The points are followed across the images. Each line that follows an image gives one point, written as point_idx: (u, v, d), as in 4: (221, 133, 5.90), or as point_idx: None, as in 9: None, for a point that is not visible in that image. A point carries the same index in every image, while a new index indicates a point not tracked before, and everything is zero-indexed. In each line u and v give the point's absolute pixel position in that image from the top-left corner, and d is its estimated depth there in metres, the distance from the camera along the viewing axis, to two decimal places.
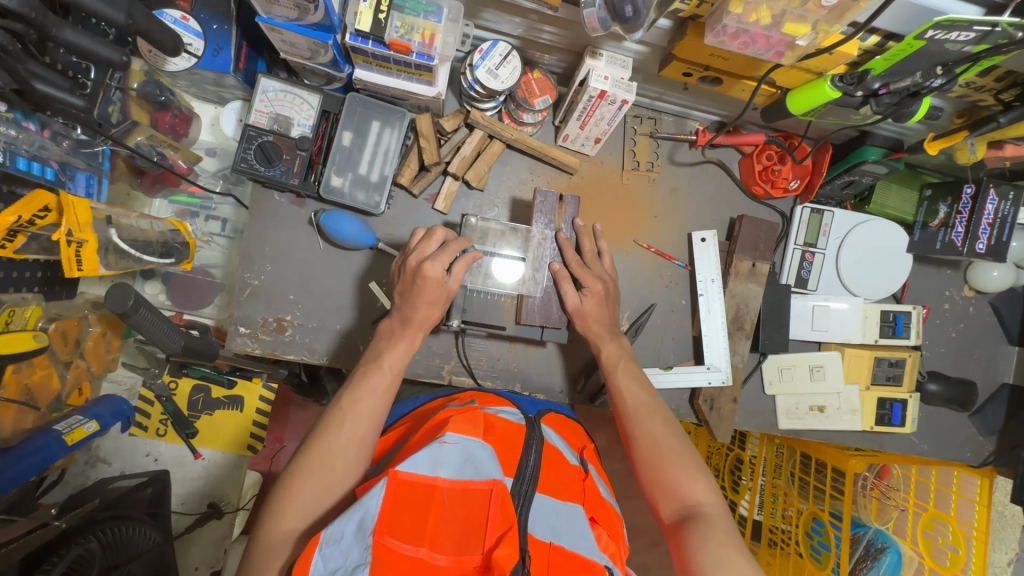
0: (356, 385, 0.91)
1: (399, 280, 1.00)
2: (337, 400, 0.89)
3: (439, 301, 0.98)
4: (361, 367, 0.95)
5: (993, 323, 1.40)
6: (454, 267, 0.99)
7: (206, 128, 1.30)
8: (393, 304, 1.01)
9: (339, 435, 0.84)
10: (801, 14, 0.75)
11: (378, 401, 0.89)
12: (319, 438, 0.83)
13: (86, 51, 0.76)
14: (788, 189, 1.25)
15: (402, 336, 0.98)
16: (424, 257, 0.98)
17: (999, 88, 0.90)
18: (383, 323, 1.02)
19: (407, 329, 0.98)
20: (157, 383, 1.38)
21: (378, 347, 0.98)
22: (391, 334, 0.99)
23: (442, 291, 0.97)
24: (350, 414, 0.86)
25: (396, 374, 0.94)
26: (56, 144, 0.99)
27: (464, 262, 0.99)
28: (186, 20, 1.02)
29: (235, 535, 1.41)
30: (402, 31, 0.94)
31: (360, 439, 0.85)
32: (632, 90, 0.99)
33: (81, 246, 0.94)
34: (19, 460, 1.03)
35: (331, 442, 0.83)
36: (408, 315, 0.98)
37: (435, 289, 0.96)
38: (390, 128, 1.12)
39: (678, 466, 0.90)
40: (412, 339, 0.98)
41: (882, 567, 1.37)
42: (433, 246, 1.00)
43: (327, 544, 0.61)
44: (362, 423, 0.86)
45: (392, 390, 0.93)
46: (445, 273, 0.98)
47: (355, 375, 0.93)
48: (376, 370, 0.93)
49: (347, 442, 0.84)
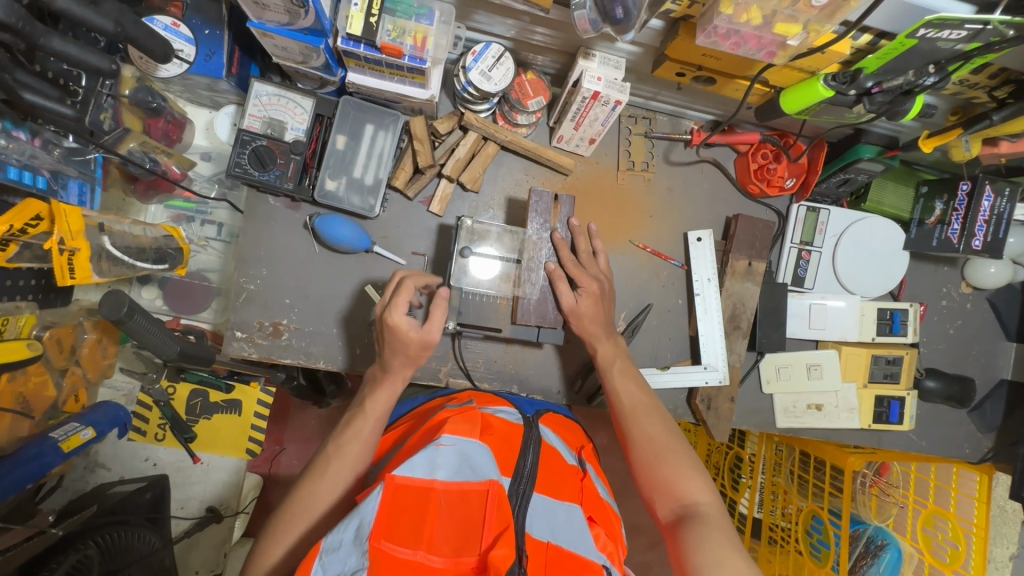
0: (340, 432, 0.92)
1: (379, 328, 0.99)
2: (324, 446, 0.91)
3: (414, 350, 0.94)
4: (349, 411, 0.96)
5: (990, 318, 1.40)
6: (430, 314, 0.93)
7: (200, 132, 1.30)
8: (375, 350, 1.01)
9: (322, 481, 0.86)
10: (791, 14, 0.75)
11: (361, 448, 0.89)
12: (305, 483, 0.86)
13: (75, 59, 0.76)
14: (783, 188, 1.26)
15: (384, 380, 0.96)
16: (386, 305, 0.96)
17: (993, 85, 0.89)
18: (370, 369, 1.02)
19: (388, 374, 0.96)
20: (155, 388, 1.36)
21: (363, 392, 0.98)
22: (375, 378, 0.98)
23: (412, 338, 0.93)
24: (333, 459, 0.88)
25: (381, 419, 0.93)
26: (47, 152, 0.99)
27: (437, 307, 0.93)
28: (177, 26, 1.02)
29: (235, 539, 1.42)
30: (393, 34, 0.94)
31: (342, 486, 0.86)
32: (625, 90, 0.99)
33: (73, 254, 0.94)
34: (19, 467, 1.01)
35: (314, 488, 0.85)
36: (387, 361, 0.96)
37: (407, 330, 0.92)
38: (384, 131, 1.12)
39: (674, 466, 0.90)
40: (396, 382, 0.96)
41: (883, 563, 1.36)
42: (390, 293, 0.98)
43: (326, 553, 0.60)
44: (344, 469, 0.87)
45: (379, 435, 0.92)
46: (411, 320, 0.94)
47: (341, 422, 0.94)
48: (360, 415, 0.93)
49: (329, 490, 0.85)
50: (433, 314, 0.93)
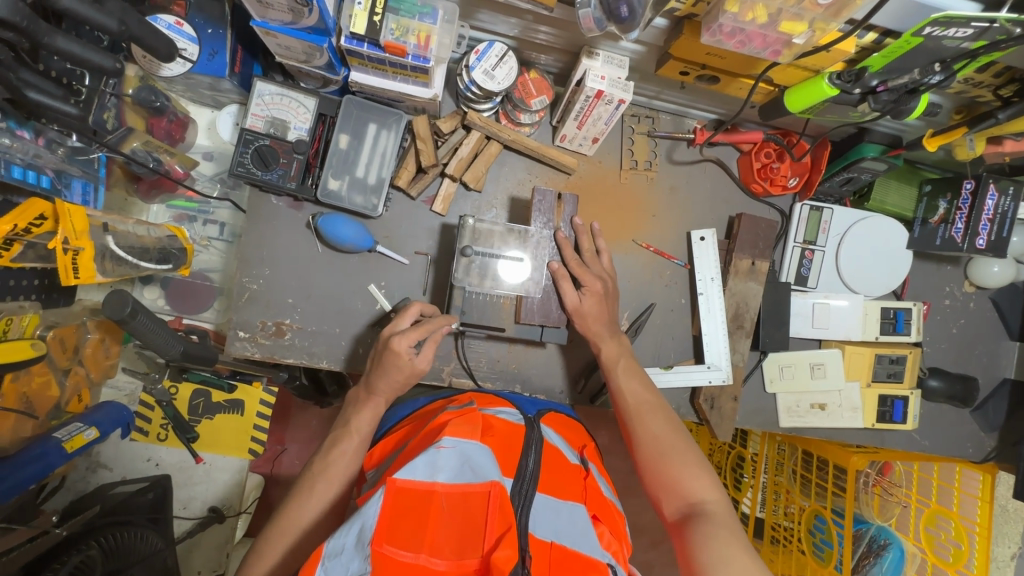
0: (326, 453, 0.94)
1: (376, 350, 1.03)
2: (310, 466, 0.94)
3: (403, 377, 0.98)
4: (333, 433, 0.98)
5: (993, 317, 1.40)
6: (424, 346, 0.99)
7: (202, 132, 1.30)
8: (363, 371, 1.04)
9: (309, 500, 0.88)
10: (797, 12, 0.75)
11: (347, 467, 0.92)
12: (292, 502, 0.88)
13: (79, 58, 0.76)
14: (787, 187, 1.25)
15: (368, 402, 0.99)
16: (395, 331, 1.00)
17: (998, 83, 0.89)
18: (353, 391, 1.05)
19: (372, 396, 0.99)
20: (157, 388, 1.36)
21: (347, 413, 1.01)
22: (357, 400, 1.01)
23: (408, 368, 0.98)
24: (320, 478, 0.90)
25: (365, 439, 0.96)
26: (51, 152, 0.99)
27: (433, 341, 1.00)
28: (180, 26, 1.02)
29: (238, 539, 1.42)
30: (397, 32, 0.93)
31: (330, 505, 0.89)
32: (629, 89, 0.99)
33: (77, 254, 0.93)
34: (21, 468, 1.01)
35: (301, 506, 0.87)
36: (374, 384, 0.99)
37: (405, 357, 0.97)
38: (387, 130, 1.12)
39: (680, 465, 0.90)
40: (381, 404, 0.99)
41: (886, 563, 1.37)
42: (407, 322, 1.02)
43: (329, 558, 0.60)
44: (331, 487, 0.90)
45: (364, 455, 0.95)
46: (413, 350, 0.98)
47: (326, 443, 0.97)
48: (345, 435, 0.96)
49: (316, 509, 0.88)
50: (427, 346, 0.99)
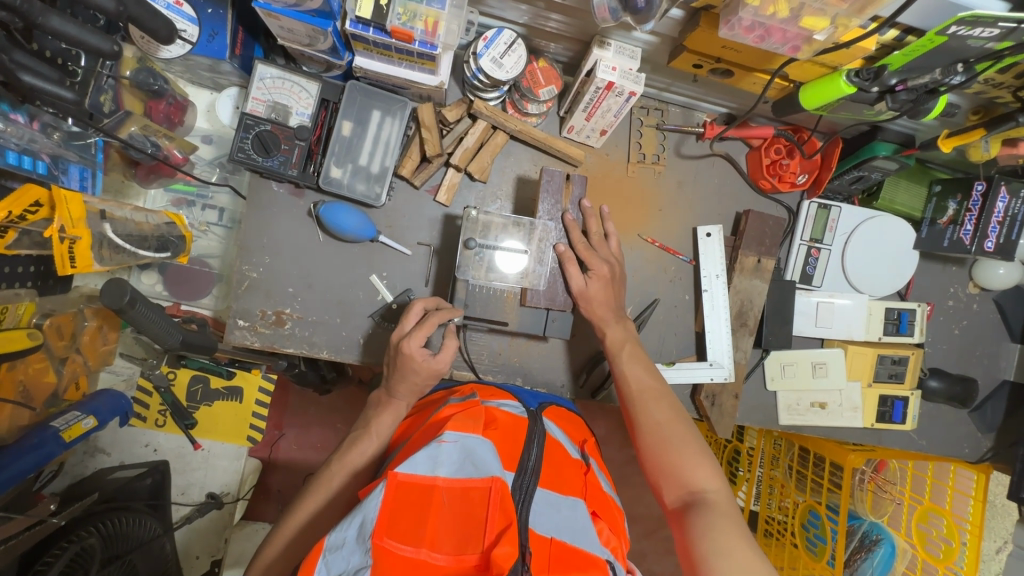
0: (345, 451, 0.93)
1: (389, 355, 1.02)
2: (327, 465, 0.93)
3: (422, 379, 0.99)
4: (353, 432, 0.98)
5: (996, 320, 1.40)
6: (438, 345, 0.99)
7: (201, 114, 1.28)
8: (382, 373, 1.04)
9: (320, 496, 0.87)
10: (821, 7, 0.73)
11: (364, 468, 0.91)
12: (304, 496, 0.88)
13: (75, 40, 0.72)
14: (795, 184, 1.22)
15: (390, 404, 0.99)
16: (403, 335, 1.00)
17: (1018, 85, 0.87)
18: (373, 393, 1.05)
19: (393, 399, 1.00)
20: (155, 374, 1.36)
21: (367, 416, 1.00)
22: (379, 402, 1.01)
23: (426, 367, 0.98)
24: (338, 477, 0.90)
25: (384, 441, 0.95)
26: (46, 136, 0.96)
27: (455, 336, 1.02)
28: (179, 5, 0.99)
29: (235, 522, 1.43)
30: (404, 18, 0.90)
31: (340, 501, 0.88)
32: (640, 82, 0.96)
33: (73, 243, 0.92)
34: (21, 456, 1.00)
35: (313, 502, 0.87)
36: (394, 387, 0.99)
37: (420, 360, 0.97)
38: (391, 118, 1.09)
39: (683, 453, 0.90)
40: (401, 407, 1.00)
41: (876, 558, 1.38)
42: (412, 321, 1.02)
43: (329, 552, 0.59)
44: (344, 489, 0.88)
45: (381, 457, 0.94)
46: (425, 350, 0.99)
47: (346, 442, 0.96)
48: (364, 435, 0.95)
49: (328, 502, 0.87)
50: (446, 345, 1.00)
